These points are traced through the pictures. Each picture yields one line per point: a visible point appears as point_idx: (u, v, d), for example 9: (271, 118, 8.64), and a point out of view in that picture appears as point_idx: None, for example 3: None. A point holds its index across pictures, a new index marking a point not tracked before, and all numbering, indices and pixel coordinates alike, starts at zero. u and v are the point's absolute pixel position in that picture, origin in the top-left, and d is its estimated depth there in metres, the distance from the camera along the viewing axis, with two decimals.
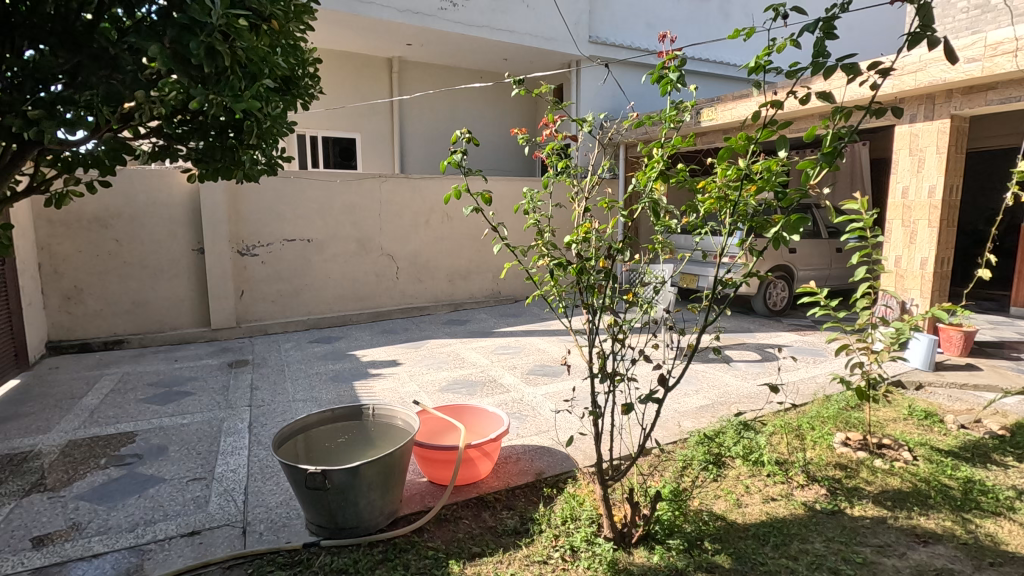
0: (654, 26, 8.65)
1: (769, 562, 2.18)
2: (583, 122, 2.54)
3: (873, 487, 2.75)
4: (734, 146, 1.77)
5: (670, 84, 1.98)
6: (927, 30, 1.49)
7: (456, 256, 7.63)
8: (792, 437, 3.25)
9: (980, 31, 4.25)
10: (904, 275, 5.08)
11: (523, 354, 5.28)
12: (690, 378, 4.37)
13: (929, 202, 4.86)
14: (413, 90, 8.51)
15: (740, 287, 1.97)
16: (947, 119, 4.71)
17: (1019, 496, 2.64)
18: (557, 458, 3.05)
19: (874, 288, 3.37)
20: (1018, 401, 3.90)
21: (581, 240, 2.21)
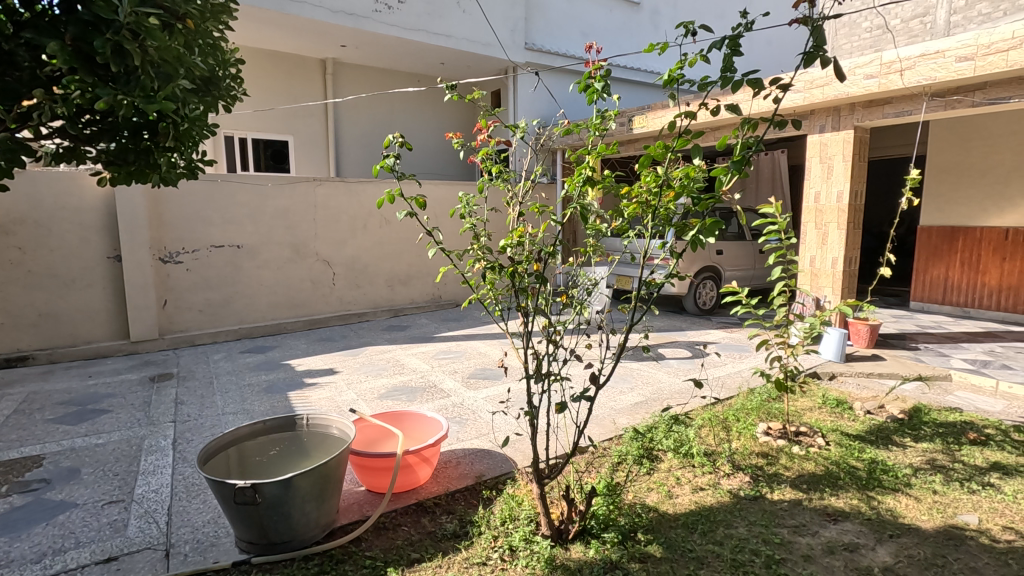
0: (589, 35, 8.91)
1: (698, 549, 2.29)
2: (516, 128, 2.58)
3: (791, 472, 2.94)
4: (653, 154, 1.88)
5: (596, 93, 2.06)
6: (819, 50, 1.62)
7: (395, 261, 7.54)
8: (719, 429, 3.43)
9: (875, 51, 4.68)
10: (819, 274, 5.46)
11: (464, 358, 5.28)
12: (625, 376, 4.52)
13: (838, 206, 5.25)
14: (349, 92, 8.34)
15: (664, 287, 2.07)
16: (851, 130, 5.13)
17: (915, 473, 2.91)
18: (497, 461, 3.07)
19: (788, 287, 3.60)
20: (916, 388, 4.29)
21: (515, 244, 2.25)
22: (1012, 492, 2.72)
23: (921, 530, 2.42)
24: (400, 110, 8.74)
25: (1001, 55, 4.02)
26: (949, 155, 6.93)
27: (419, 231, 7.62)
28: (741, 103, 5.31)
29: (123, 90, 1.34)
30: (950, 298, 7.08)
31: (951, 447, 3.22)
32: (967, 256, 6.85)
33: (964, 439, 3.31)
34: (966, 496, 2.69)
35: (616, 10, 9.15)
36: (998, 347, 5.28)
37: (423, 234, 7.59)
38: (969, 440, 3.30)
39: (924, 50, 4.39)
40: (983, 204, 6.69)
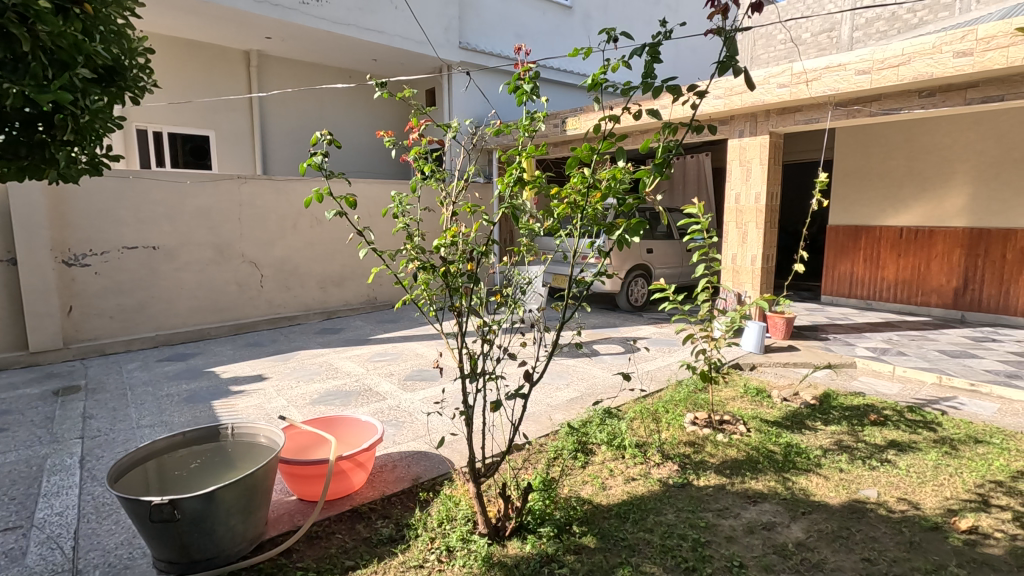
0: (523, 37, 9.00)
1: (630, 537, 2.38)
2: (448, 128, 2.57)
3: (715, 458, 3.11)
4: (580, 156, 1.94)
5: (525, 95, 2.10)
6: (732, 60, 1.72)
7: (328, 262, 7.31)
8: (649, 420, 3.57)
9: (786, 62, 5.01)
10: (740, 270, 5.78)
11: (400, 360, 5.21)
12: (562, 373, 4.61)
13: (756, 206, 5.58)
14: (275, 86, 8.00)
15: (593, 285, 2.13)
16: (767, 135, 5.47)
17: (825, 454, 3.15)
18: (434, 462, 3.05)
19: (711, 283, 3.79)
20: (826, 375, 4.63)
21: (449, 244, 2.25)
22: (906, 466, 3.01)
23: (829, 506, 2.62)
24: (330, 107, 8.48)
25: (894, 70, 4.42)
26: (853, 160, 7.53)
27: (350, 231, 7.42)
28: (663, 108, 5.55)
29: (10, 78, 1.24)
30: (855, 292, 7.69)
31: (855, 428, 3.51)
32: (868, 253, 7.47)
33: (866, 421, 3.62)
34: (867, 472, 2.95)
35: (550, 13, 9.30)
36: (895, 336, 5.79)
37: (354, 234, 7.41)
38: (871, 421, 3.61)
39: (829, 63, 4.74)
40: (881, 205, 7.31)
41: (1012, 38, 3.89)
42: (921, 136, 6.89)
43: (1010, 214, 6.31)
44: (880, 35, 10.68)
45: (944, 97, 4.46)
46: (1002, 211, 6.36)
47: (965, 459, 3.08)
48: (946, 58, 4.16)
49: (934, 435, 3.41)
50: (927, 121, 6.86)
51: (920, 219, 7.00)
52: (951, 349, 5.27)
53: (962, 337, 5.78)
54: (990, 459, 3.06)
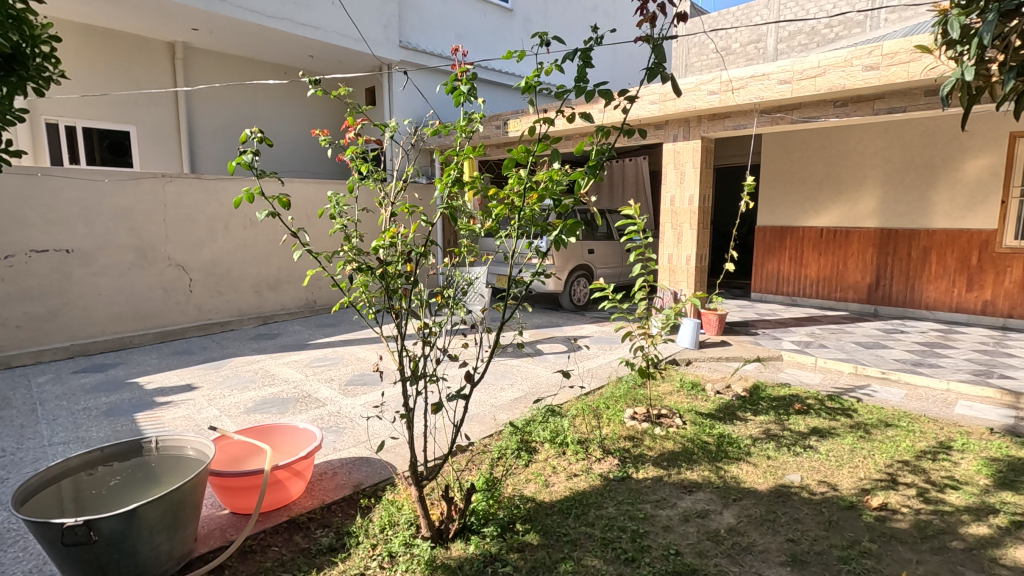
0: (464, 37, 8.98)
1: (572, 532, 2.42)
2: (386, 127, 2.53)
3: (653, 451, 3.21)
4: (516, 157, 1.97)
5: (463, 96, 2.10)
6: (660, 67, 1.80)
7: (262, 265, 7.03)
8: (591, 417, 3.65)
9: (716, 70, 5.24)
10: (676, 269, 6.01)
11: (341, 365, 5.08)
12: (506, 373, 4.64)
13: (690, 208, 5.82)
14: (203, 80, 7.61)
15: (532, 284, 2.17)
16: (699, 140, 5.71)
17: (754, 443, 3.32)
18: (376, 467, 3.00)
19: (647, 282, 3.91)
20: (755, 368, 4.89)
21: (388, 245, 2.21)
22: (825, 451, 3.22)
23: (757, 491, 2.77)
24: (263, 104, 8.16)
25: (812, 80, 4.71)
26: (778, 164, 7.98)
27: (284, 232, 7.15)
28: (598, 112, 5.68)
29: None
30: (782, 289, 8.15)
31: (782, 417, 3.72)
32: (793, 252, 7.95)
33: (791, 410, 3.85)
34: (792, 458, 3.13)
35: (491, 15, 9.33)
36: (817, 330, 6.18)
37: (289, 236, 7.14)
38: (795, 409, 3.84)
39: (754, 73, 5.01)
40: (804, 207, 7.79)
41: (913, 54, 4.24)
42: (838, 143, 7.38)
43: (914, 215, 6.86)
44: (801, 48, 11.40)
45: (856, 107, 4.81)
46: (908, 213, 6.92)
47: (876, 442, 3.33)
48: (856, 71, 4.49)
49: (850, 421, 3.67)
50: (842, 129, 7.35)
51: (837, 220, 7.50)
52: (866, 341, 5.69)
53: (875, 329, 6.25)
54: (898, 441, 3.33)
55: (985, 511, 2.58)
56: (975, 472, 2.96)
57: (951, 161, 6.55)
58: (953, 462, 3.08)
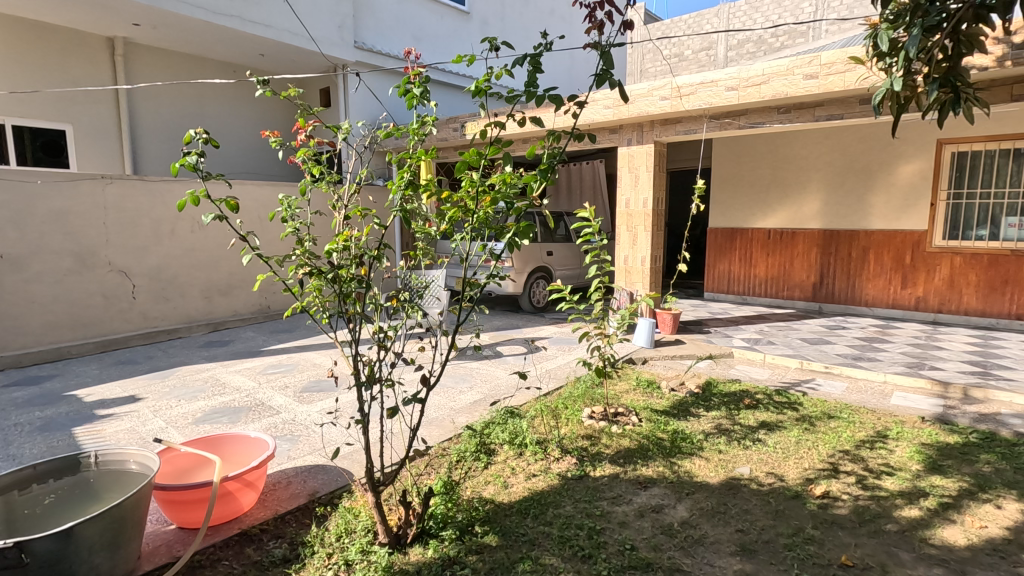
0: (421, 39, 8.93)
1: (530, 532, 2.44)
2: (339, 129, 2.50)
3: (610, 449, 3.28)
4: (468, 160, 1.98)
5: (415, 98, 2.10)
6: (608, 73, 1.85)
7: (212, 270, 6.79)
8: (549, 417, 3.69)
9: (667, 77, 5.40)
10: (632, 270, 6.14)
11: (296, 371, 4.95)
12: (465, 376, 4.64)
13: (644, 211, 5.96)
14: (146, 78, 7.29)
15: (486, 286, 2.18)
16: (652, 144, 5.86)
17: (706, 438, 3.43)
18: (332, 475, 2.94)
19: (604, 283, 3.97)
20: (708, 366, 5.05)
21: (341, 248, 2.18)
22: (773, 443, 3.36)
23: (709, 485, 2.86)
24: (212, 103, 7.90)
25: (757, 88, 4.92)
26: (728, 168, 8.27)
27: (233, 236, 6.89)
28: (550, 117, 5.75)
29: None
30: (733, 288, 8.44)
31: (732, 413, 3.85)
32: (742, 253, 8.25)
33: (742, 405, 3.99)
34: (742, 451, 3.25)
35: (447, 17, 9.32)
36: (766, 327, 6.43)
37: (239, 240, 6.92)
38: (745, 405, 3.99)
39: (703, 79, 5.18)
40: (753, 209, 8.09)
41: (848, 65, 4.47)
42: (783, 148, 7.70)
43: (854, 217, 7.24)
44: (749, 56, 11.88)
45: (798, 114, 5.03)
46: (847, 214, 7.28)
47: (820, 433, 3.50)
48: (797, 79, 4.70)
49: (797, 414, 3.84)
50: (786, 134, 7.66)
51: (783, 222, 7.83)
52: (811, 337, 5.95)
53: (820, 326, 6.55)
54: (840, 432, 3.50)
55: (917, 494, 2.75)
56: (908, 458, 3.15)
57: (886, 166, 6.93)
58: (889, 450, 3.27)
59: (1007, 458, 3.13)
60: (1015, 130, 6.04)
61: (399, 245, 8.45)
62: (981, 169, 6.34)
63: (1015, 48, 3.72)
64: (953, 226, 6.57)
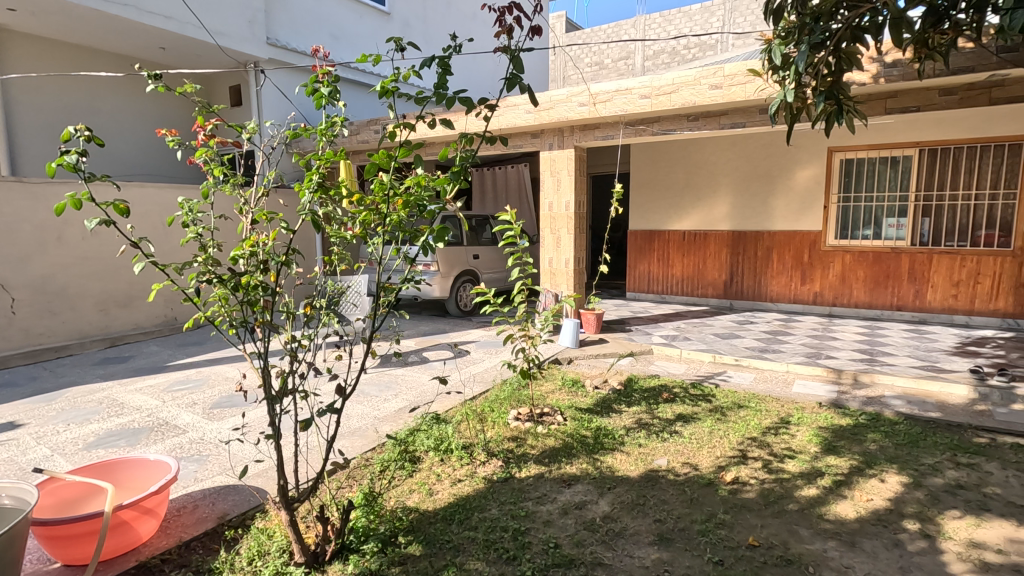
0: (339, 38, 8.66)
1: (455, 538, 2.42)
2: (245, 129, 2.36)
3: (536, 449, 3.31)
4: (378, 162, 1.94)
5: (323, 98, 2.03)
6: (518, 77, 1.87)
7: (107, 280, 6.24)
8: (476, 421, 3.67)
9: (584, 83, 5.54)
10: (556, 273, 6.25)
11: (206, 386, 4.64)
12: (390, 383, 4.52)
13: (567, 214, 6.09)
14: (25, 69, 6.59)
15: (402, 291, 2.15)
16: (572, 149, 6.00)
17: (627, 433, 3.55)
18: (244, 495, 2.77)
19: (527, 285, 4.00)
20: (630, 363, 5.23)
21: (247, 254, 2.07)
22: (688, 434, 3.53)
23: (630, 478, 2.96)
24: (102, 100, 7.31)
25: (668, 96, 5.16)
26: (645, 172, 8.62)
27: (123, 243, 6.33)
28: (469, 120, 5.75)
29: None
30: (652, 288, 8.80)
31: (651, 407, 4.01)
32: (660, 254, 8.63)
33: (660, 399, 4.17)
34: (660, 444, 3.39)
35: (367, 17, 9.12)
36: (683, 324, 6.76)
37: (128, 246, 6.34)
38: (663, 399, 4.17)
39: (619, 87, 5.37)
40: (669, 212, 8.48)
41: (748, 77, 4.78)
42: (695, 153, 8.13)
43: (758, 218, 7.75)
44: (664, 66, 12.47)
45: (705, 122, 5.32)
46: (753, 216, 7.80)
47: (730, 422, 3.71)
48: (704, 89, 4.97)
49: (710, 405, 4.06)
50: (698, 141, 8.09)
51: (696, 224, 8.27)
52: (723, 332, 6.32)
53: (731, 321, 6.97)
54: (748, 420, 3.74)
55: (815, 474, 2.98)
56: (807, 441, 3.41)
57: (786, 171, 7.47)
58: (791, 434, 3.52)
59: (890, 436, 3.45)
60: (892, 140, 6.72)
61: (319, 250, 8.13)
62: (865, 175, 6.98)
63: (887, 66, 4.12)
64: (844, 227, 7.20)
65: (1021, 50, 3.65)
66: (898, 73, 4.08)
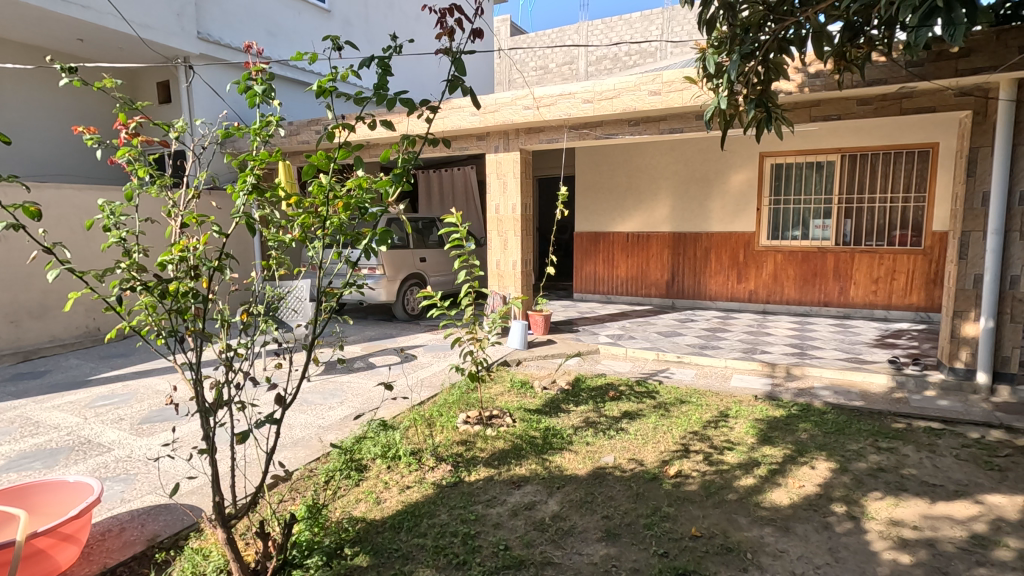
0: (276, 34, 8.37)
1: (403, 546, 2.38)
2: (172, 127, 2.24)
3: (485, 452, 3.30)
4: (316, 164, 1.89)
5: (258, 96, 1.96)
6: (460, 79, 1.86)
7: (18, 289, 5.77)
8: (424, 426, 3.63)
9: (528, 87, 5.60)
10: (504, 275, 6.28)
11: (134, 400, 4.36)
12: (335, 391, 4.40)
13: (513, 216, 6.12)
14: None
15: (345, 296, 2.10)
16: (518, 152, 6.04)
17: (575, 432, 3.60)
18: (177, 514, 2.62)
19: (474, 288, 3.99)
20: (577, 363, 5.31)
21: (177, 260, 1.96)
22: (634, 431, 3.61)
23: (578, 476, 3.00)
24: (10, 93, 6.75)
25: (610, 101, 5.28)
26: (589, 175, 8.79)
27: (35, 248, 5.87)
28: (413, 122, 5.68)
29: None
30: (598, 288, 8.98)
31: (599, 405, 4.09)
32: (605, 255, 8.82)
33: (607, 397, 4.25)
34: (607, 441, 3.46)
35: (305, 14, 8.86)
36: (628, 323, 6.93)
37: (41, 253, 5.89)
38: (610, 397, 4.25)
39: (562, 91, 5.44)
40: (613, 214, 8.67)
41: (685, 84, 4.96)
42: (636, 157, 8.36)
43: (697, 220, 8.05)
44: (606, 72, 12.77)
45: (645, 126, 5.47)
46: (692, 218, 8.09)
47: (673, 417, 3.84)
48: (644, 95, 5.11)
49: (654, 401, 4.17)
50: (639, 146, 8.32)
51: (638, 226, 8.51)
52: (666, 330, 6.52)
53: (673, 319, 7.20)
54: (690, 415, 3.87)
55: (752, 464, 3.12)
56: (745, 433, 3.57)
57: (722, 175, 7.79)
58: (730, 427, 3.67)
59: (819, 425, 3.67)
60: (816, 146, 7.14)
61: (258, 254, 7.82)
62: (793, 179, 7.39)
63: (811, 77, 4.37)
64: (775, 228, 7.59)
65: (926, 65, 3.98)
66: (820, 83, 4.34)
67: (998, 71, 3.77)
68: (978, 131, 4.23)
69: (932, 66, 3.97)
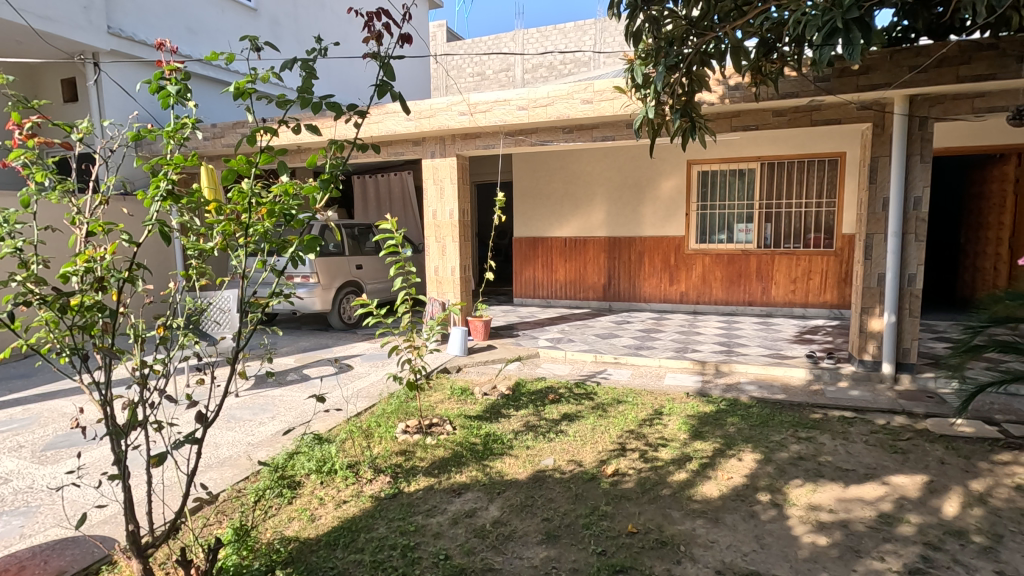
0: (196, 31, 7.94)
1: (339, 563, 2.30)
2: (76, 128, 2.08)
3: (425, 461, 3.25)
4: (236, 169, 1.81)
5: (171, 97, 1.84)
6: (389, 84, 1.83)
7: None
8: (361, 438, 3.53)
9: (463, 93, 5.61)
10: (443, 281, 6.23)
11: (38, 425, 3.99)
12: (266, 406, 4.20)
13: (451, 222, 6.10)
14: None
15: (272, 306, 2.01)
16: (454, 157, 6.03)
17: (515, 436, 3.61)
18: (87, 546, 2.42)
19: (411, 295, 3.94)
20: (517, 367, 5.34)
21: (82, 271, 1.81)
22: (573, 432, 3.67)
23: (518, 481, 3.02)
24: None
25: (544, 109, 5.34)
26: (526, 181, 8.89)
27: None
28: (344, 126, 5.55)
29: None
30: (538, 293, 9.08)
31: (538, 409, 4.12)
32: (544, 260, 8.94)
33: (547, 401, 4.30)
34: (547, 444, 3.49)
35: (228, 11, 8.47)
36: (567, 326, 7.05)
37: None
38: (549, 400, 4.30)
39: (497, 98, 5.49)
40: (550, 219, 8.81)
41: (615, 93, 5.13)
42: (571, 164, 8.54)
43: (630, 225, 8.32)
44: (541, 79, 13.01)
45: (579, 134, 5.60)
46: (626, 223, 8.35)
47: (611, 417, 3.93)
48: (576, 103, 5.22)
49: (592, 403, 4.26)
50: (574, 152, 8.51)
51: (575, 230, 8.68)
52: (603, 332, 6.69)
53: (610, 321, 7.39)
54: (626, 414, 3.98)
55: (684, 460, 3.25)
56: (678, 430, 3.70)
57: (653, 181, 8.10)
58: (664, 424, 3.80)
59: (745, 419, 3.86)
60: (738, 154, 7.56)
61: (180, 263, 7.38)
62: (718, 186, 7.78)
63: (731, 89, 4.62)
64: (703, 232, 7.96)
65: (831, 80, 4.27)
66: (739, 95, 4.59)
67: (892, 87, 4.14)
68: (877, 142, 4.62)
69: (837, 81, 4.26)
